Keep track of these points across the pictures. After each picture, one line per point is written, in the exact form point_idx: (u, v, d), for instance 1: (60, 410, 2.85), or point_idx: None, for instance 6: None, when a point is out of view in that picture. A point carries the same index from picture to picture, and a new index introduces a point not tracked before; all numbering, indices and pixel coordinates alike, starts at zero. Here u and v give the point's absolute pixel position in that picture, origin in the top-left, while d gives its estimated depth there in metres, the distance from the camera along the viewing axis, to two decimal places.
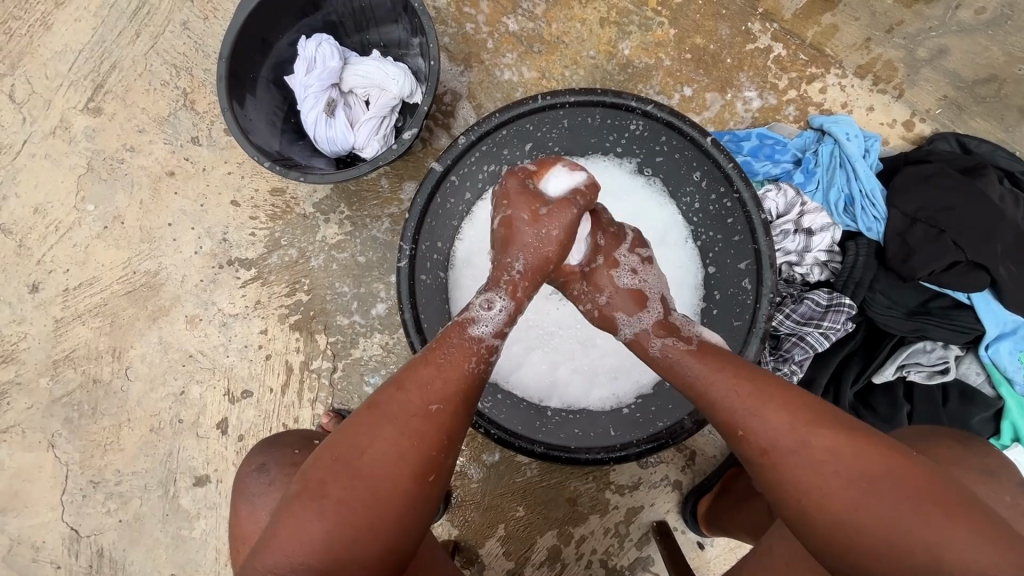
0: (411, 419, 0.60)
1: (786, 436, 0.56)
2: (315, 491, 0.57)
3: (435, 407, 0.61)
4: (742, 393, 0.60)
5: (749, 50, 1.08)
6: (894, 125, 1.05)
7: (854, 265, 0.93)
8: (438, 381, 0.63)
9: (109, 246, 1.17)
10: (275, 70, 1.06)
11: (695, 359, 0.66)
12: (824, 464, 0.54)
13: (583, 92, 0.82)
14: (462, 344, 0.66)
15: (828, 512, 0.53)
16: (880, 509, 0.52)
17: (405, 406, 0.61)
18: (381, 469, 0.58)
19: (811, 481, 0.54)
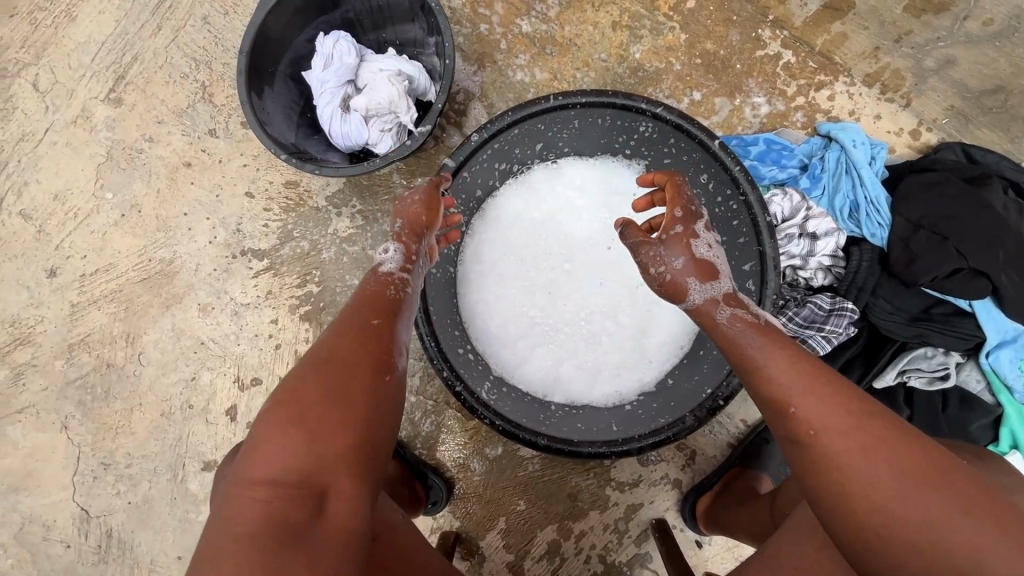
0: (359, 334, 0.61)
1: (832, 421, 0.55)
2: (294, 404, 0.55)
3: (377, 321, 0.64)
4: (792, 373, 0.59)
5: (758, 56, 1.09)
6: (901, 133, 1.06)
7: (858, 270, 0.95)
8: (374, 304, 0.66)
9: (126, 234, 1.20)
10: (294, 66, 1.09)
11: (754, 334, 0.64)
12: (864, 451, 0.52)
13: (595, 93, 0.83)
14: (382, 276, 0.70)
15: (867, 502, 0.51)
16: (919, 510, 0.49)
17: (352, 323, 0.62)
18: (346, 374, 0.57)
19: (852, 465, 0.52)
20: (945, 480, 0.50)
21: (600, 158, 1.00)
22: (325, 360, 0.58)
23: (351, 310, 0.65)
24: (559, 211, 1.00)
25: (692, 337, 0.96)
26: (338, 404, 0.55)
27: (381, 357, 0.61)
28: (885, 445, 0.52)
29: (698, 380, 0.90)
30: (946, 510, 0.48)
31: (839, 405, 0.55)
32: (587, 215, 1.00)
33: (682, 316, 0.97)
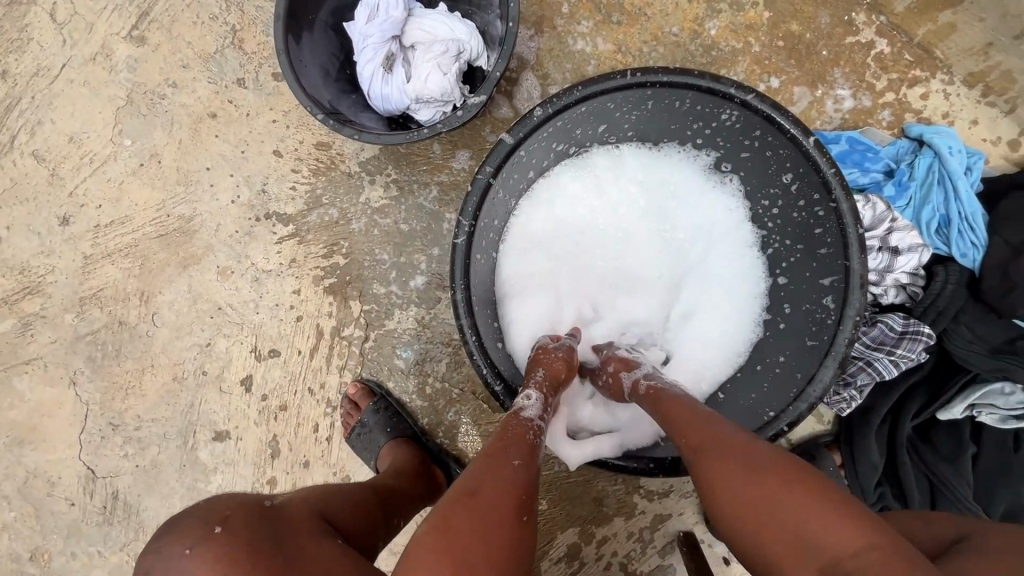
0: (504, 473, 0.53)
1: (705, 433, 0.57)
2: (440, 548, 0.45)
3: (518, 462, 0.55)
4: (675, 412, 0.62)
5: (848, 43, 0.98)
6: (998, 142, 0.96)
7: (940, 293, 0.86)
8: (513, 441, 0.58)
9: (145, 185, 1.12)
10: (334, 15, 0.99)
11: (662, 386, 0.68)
12: (731, 454, 0.54)
13: (678, 72, 0.73)
14: (519, 422, 0.62)
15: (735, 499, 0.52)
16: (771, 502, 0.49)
17: (493, 459, 0.54)
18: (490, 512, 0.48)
19: (720, 473, 0.53)
20: (808, 491, 0.48)
21: (665, 147, 0.90)
22: (471, 491, 0.50)
23: (492, 449, 0.56)
24: (615, 203, 0.91)
25: (745, 351, 0.86)
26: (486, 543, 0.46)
27: (528, 505, 0.52)
28: (744, 448, 0.54)
29: (755, 399, 0.83)
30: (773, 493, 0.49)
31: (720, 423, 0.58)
32: (643, 210, 0.91)
33: (733, 333, 0.87)
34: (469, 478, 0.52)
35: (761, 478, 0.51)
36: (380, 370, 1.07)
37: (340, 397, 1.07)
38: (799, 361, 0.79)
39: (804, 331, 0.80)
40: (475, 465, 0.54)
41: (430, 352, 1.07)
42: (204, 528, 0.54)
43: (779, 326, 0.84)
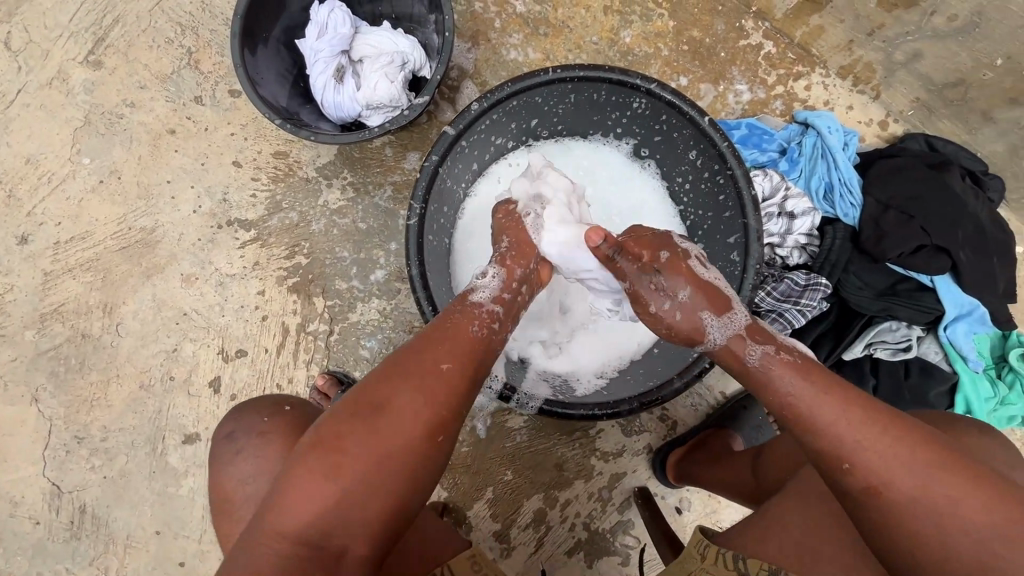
0: (427, 376, 0.63)
1: (907, 479, 0.55)
2: (333, 443, 0.59)
3: (447, 366, 0.64)
4: (847, 415, 0.59)
5: (741, 45, 1.14)
6: (870, 123, 1.13)
7: (831, 247, 1.01)
8: (449, 343, 0.67)
9: (105, 201, 1.16)
10: (286, 33, 1.08)
11: (800, 374, 0.63)
12: (947, 513, 0.53)
13: (592, 68, 0.86)
14: (465, 313, 0.71)
15: (951, 556, 0.53)
16: (990, 560, 0.52)
17: (420, 364, 0.64)
18: (399, 426, 0.60)
19: (918, 512, 0.54)
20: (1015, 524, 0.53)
21: (592, 138, 1.03)
22: (383, 406, 0.61)
23: (425, 349, 0.66)
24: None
25: None
26: (388, 456, 0.59)
27: (442, 419, 0.62)
28: (964, 500, 0.54)
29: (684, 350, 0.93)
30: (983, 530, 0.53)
31: (913, 458, 0.56)
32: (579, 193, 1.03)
33: None
34: (390, 388, 0.62)
35: (991, 540, 0.52)
36: (346, 361, 1.13)
37: (308, 389, 1.12)
38: None
39: None
40: (404, 361, 0.64)
41: (393, 340, 1.14)
42: (273, 407, 0.84)
43: None
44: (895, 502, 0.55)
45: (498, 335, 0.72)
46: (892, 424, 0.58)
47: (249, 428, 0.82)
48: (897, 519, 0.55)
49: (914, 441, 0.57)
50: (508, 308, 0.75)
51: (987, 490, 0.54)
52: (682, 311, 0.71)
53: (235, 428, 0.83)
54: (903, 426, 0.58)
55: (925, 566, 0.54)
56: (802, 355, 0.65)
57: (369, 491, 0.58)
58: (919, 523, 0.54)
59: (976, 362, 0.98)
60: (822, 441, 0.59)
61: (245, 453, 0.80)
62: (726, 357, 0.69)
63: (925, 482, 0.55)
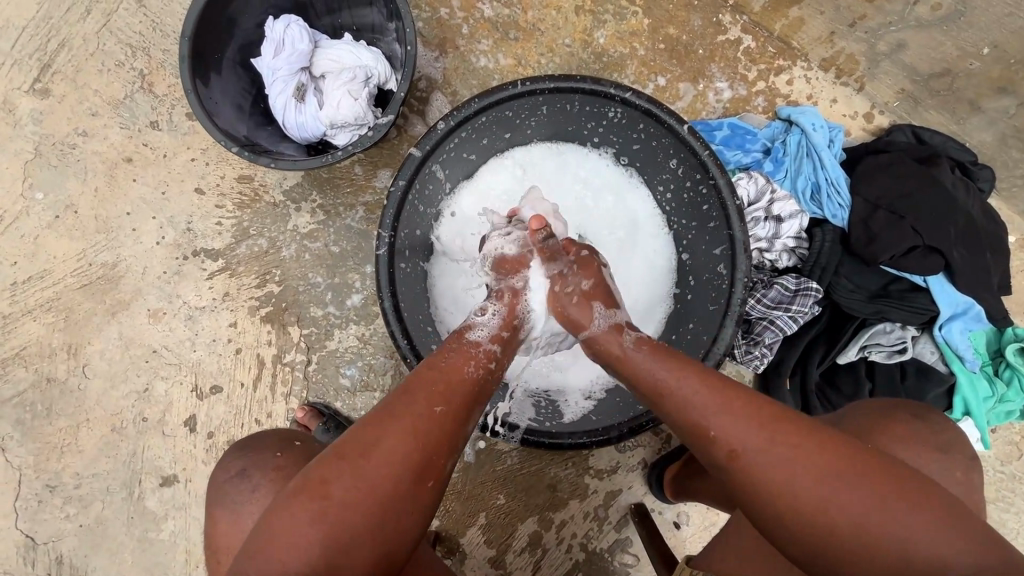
0: (416, 419, 0.60)
1: (753, 438, 0.57)
2: (319, 490, 0.55)
3: (439, 408, 0.61)
4: (708, 391, 0.61)
5: (719, 41, 1.10)
6: (855, 116, 1.09)
7: (820, 251, 0.97)
8: (442, 383, 0.64)
9: (62, 236, 1.10)
10: (241, 52, 1.02)
11: (655, 358, 0.67)
12: (796, 466, 0.55)
13: (562, 79, 0.82)
14: (462, 349, 0.69)
15: (804, 511, 0.54)
16: (836, 509, 0.53)
17: (408, 407, 0.61)
18: (384, 476, 0.56)
19: (791, 484, 0.55)
20: (895, 488, 0.53)
21: (570, 147, 0.97)
22: (368, 451, 0.57)
23: (414, 388, 0.62)
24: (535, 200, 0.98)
25: (664, 321, 0.95)
26: (372, 508, 0.55)
27: (434, 467, 0.59)
28: (805, 451, 0.55)
29: None
30: (857, 503, 0.53)
31: (759, 420, 0.58)
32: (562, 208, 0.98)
33: (652, 307, 0.96)
34: (370, 434, 0.58)
35: (831, 485, 0.54)
36: (326, 391, 1.09)
37: (287, 423, 1.07)
38: (705, 325, 0.86)
39: (706, 299, 0.88)
40: (397, 401, 0.61)
41: (374, 367, 1.09)
42: (284, 444, 0.77)
43: (687, 297, 0.92)
44: (747, 466, 0.56)
45: (493, 375, 0.69)
46: (738, 392, 0.60)
47: (261, 464, 0.75)
48: (748, 483, 0.56)
49: (762, 404, 0.59)
50: (505, 345, 0.73)
51: (828, 442, 0.56)
52: (578, 296, 0.76)
53: (246, 464, 0.75)
54: (746, 392, 0.61)
55: (786, 526, 0.55)
56: (659, 344, 0.69)
57: (353, 546, 0.54)
58: (767, 480, 0.55)
59: (973, 361, 0.95)
60: (678, 415, 0.62)
61: (259, 492, 0.73)
62: (603, 344, 0.72)
63: (766, 443, 0.56)
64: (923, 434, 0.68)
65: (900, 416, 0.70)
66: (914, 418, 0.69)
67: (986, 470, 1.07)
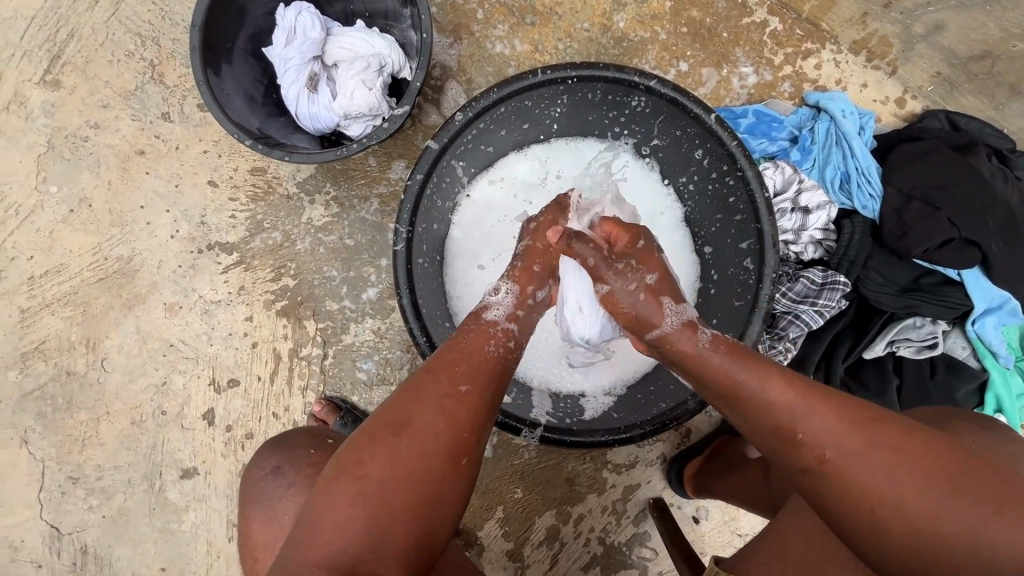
0: (444, 399, 0.58)
1: (849, 444, 0.55)
2: (353, 472, 0.54)
3: (465, 387, 0.60)
4: (791, 395, 0.59)
5: (745, 24, 1.06)
6: (887, 102, 1.05)
7: (850, 243, 0.94)
8: (467, 362, 0.62)
9: (77, 230, 1.10)
10: (252, 41, 1.00)
11: (735, 360, 0.63)
12: (896, 474, 0.53)
13: (584, 66, 0.79)
14: (480, 328, 0.67)
15: (906, 519, 0.52)
16: (943, 520, 0.51)
17: (436, 386, 0.59)
18: (417, 451, 0.55)
19: (882, 488, 0.53)
20: (988, 490, 0.51)
21: (589, 138, 0.95)
22: (399, 428, 0.56)
23: (439, 367, 0.61)
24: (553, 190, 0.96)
25: None
26: (407, 485, 0.54)
27: (466, 442, 0.58)
28: (897, 452, 0.54)
29: None
30: (953, 508, 0.51)
31: (851, 423, 0.56)
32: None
33: None
34: (400, 411, 0.57)
35: (925, 491, 0.52)
36: (342, 385, 1.08)
37: (305, 417, 1.07)
38: (731, 322, 0.84)
39: (731, 294, 0.86)
40: (422, 383, 0.60)
41: (390, 360, 1.08)
42: (318, 440, 0.78)
43: (711, 292, 0.90)
44: (842, 473, 0.54)
45: (514, 355, 0.67)
46: (827, 397, 0.58)
47: (294, 460, 0.76)
48: (835, 485, 0.55)
49: (849, 410, 0.57)
50: (522, 326, 0.70)
51: (922, 444, 0.54)
52: (644, 292, 0.71)
53: (280, 461, 0.76)
54: (832, 396, 0.59)
55: (886, 539, 0.52)
56: (739, 343, 0.66)
57: (394, 525, 0.53)
58: (863, 487, 0.53)
59: (1007, 357, 0.92)
60: (759, 417, 0.60)
61: (295, 488, 0.74)
62: (677, 343, 0.68)
63: (865, 446, 0.54)
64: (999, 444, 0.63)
65: (962, 421, 0.66)
66: (978, 426, 0.65)
67: None
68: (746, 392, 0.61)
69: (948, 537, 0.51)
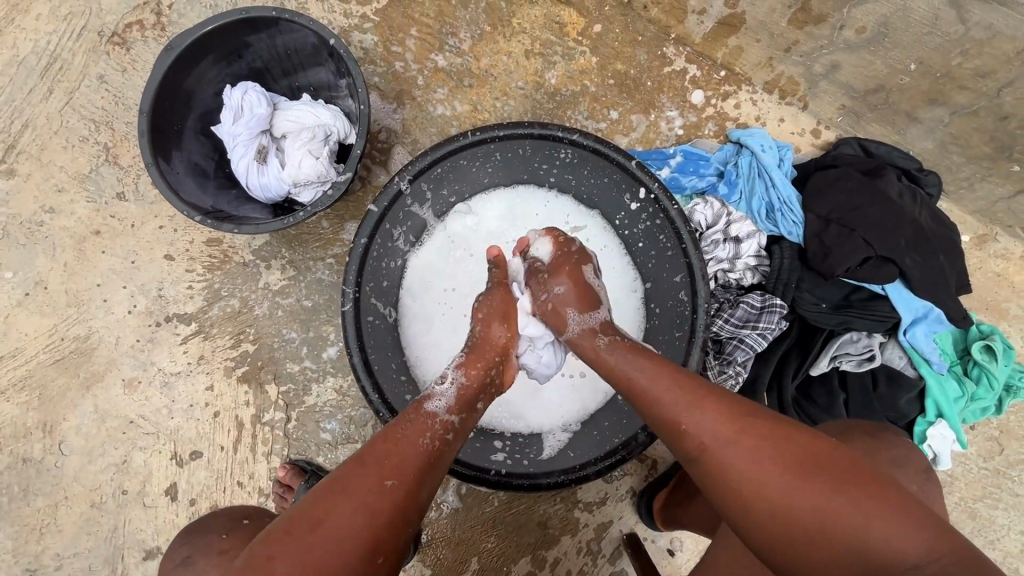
0: (367, 495, 0.59)
1: (719, 431, 0.59)
2: (264, 566, 0.54)
3: (392, 482, 0.60)
4: (677, 391, 0.64)
5: (666, 73, 1.14)
6: (803, 134, 1.14)
7: (780, 268, 1.00)
8: (396, 455, 0.63)
9: (33, 314, 1.10)
10: (202, 120, 1.04)
11: (636, 364, 0.69)
12: (748, 452, 0.57)
13: (510, 126, 0.85)
14: (419, 419, 0.68)
15: (763, 499, 0.56)
16: (800, 496, 0.54)
17: (362, 480, 0.60)
18: (332, 545, 0.55)
19: (760, 470, 0.56)
20: (866, 483, 0.54)
21: (529, 189, 0.99)
22: (316, 523, 0.56)
23: (367, 460, 0.62)
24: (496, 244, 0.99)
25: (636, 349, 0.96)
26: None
27: (385, 540, 0.58)
28: (771, 437, 0.58)
29: None
30: (821, 492, 0.54)
31: (726, 416, 0.60)
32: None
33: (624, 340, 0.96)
34: (319, 506, 0.58)
35: (795, 477, 0.55)
36: (307, 447, 1.08)
37: (270, 484, 1.06)
38: (673, 353, 0.88)
39: (672, 325, 0.90)
40: (347, 478, 0.60)
41: (354, 418, 1.09)
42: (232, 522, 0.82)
43: (655, 324, 0.94)
44: (715, 458, 0.59)
45: (450, 445, 0.68)
46: (708, 390, 0.64)
47: (206, 548, 0.78)
48: (718, 471, 0.59)
49: (719, 397, 0.63)
50: (463, 415, 0.71)
51: (788, 431, 0.59)
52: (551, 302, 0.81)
53: (189, 552, 0.78)
54: (716, 389, 0.64)
55: (752, 519, 0.56)
56: (636, 343, 0.74)
57: None
58: (723, 468, 0.58)
59: (940, 363, 0.97)
60: (653, 412, 0.65)
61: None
62: (580, 345, 0.77)
63: (732, 433, 0.59)
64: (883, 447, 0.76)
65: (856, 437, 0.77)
66: (872, 435, 0.78)
67: (971, 467, 1.08)
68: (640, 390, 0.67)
69: (814, 519, 0.53)
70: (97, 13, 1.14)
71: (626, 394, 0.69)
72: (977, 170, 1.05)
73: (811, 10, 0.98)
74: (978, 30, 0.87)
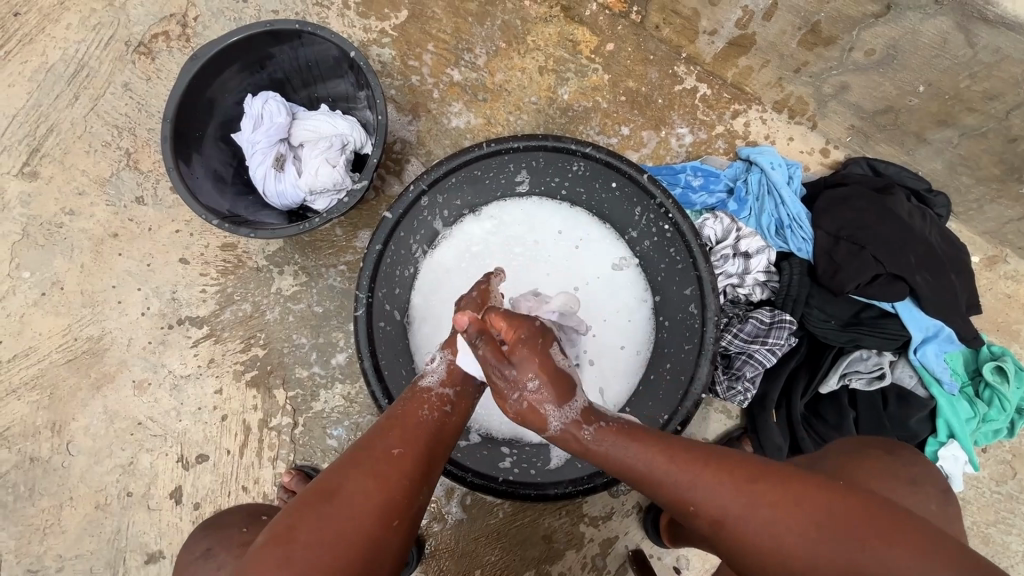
0: (377, 462, 0.62)
1: (729, 504, 0.59)
2: (285, 535, 0.56)
3: (400, 449, 0.64)
4: (676, 468, 0.63)
5: (677, 91, 1.16)
6: (812, 152, 1.16)
7: (790, 283, 1.01)
8: (399, 429, 0.67)
9: (48, 313, 1.12)
10: (223, 128, 1.07)
11: (626, 441, 0.67)
12: (761, 526, 0.57)
13: (526, 138, 0.86)
14: (417, 397, 0.72)
15: (791, 567, 0.55)
16: (827, 561, 0.53)
17: (371, 451, 0.63)
18: (353, 506, 0.58)
19: (778, 540, 0.56)
20: (883, 532, 0.53)
21: (541, 201, 1.01)
22: (331, 494, 0.59)
23: (375, 434, 0.66)
24: (488, 256, 1.00)
25: (644, 361, 0.96)
26: (335, 542, 0.55)
27: (400, 508, 0.61)
28: (781, 504, 0.57)
29: (652, 406, 0.92)
30: (843, 555, 0.53)
31: (730, 486, 0.60)
32: (515, 262, 1.00)
33: (631, 352, 0.97)
34: (333, 478, 0.61)
35: (813, 543, 0.54)
36: (313, 453, 1.08)
37: (275, 489, 1.06)
38: (682, 365, 0.88)
39: (681, 338, 0.90)
40: (355, 450, 0.64)
41: (361, 425, 1.09)
42: (247, 519, 0.82)
43: (664, 337, 0.94)
44: (731, 531, 0.59)
45: (450, 417, 0.72)
46: (704, 459, 0.63)
47: (226, 541, 0.77)
48: (739, 547, 0.58)
49: (718, 468, 0.62)
50: (457, 388, 0.75)
51: (796, 493, 0.58)
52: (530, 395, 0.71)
53: (210, 545, 0.78)
54: (713, 454, 0.63)
55: None
56: (622, 420, 0.70)
57: None
58: (740, 538, 0.58)
59: (951, 383, 0.97)
60: (657, 495, 0.64)
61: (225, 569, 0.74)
62: (565, 440, 0.70)
63: (743, 506, 0.58)
64: (902, 466, 0.72)
65: (873, 447, 0.74)
66: (886, 451, 0.74)
67: (984, 491, 1.07)
68: (641, 471, 0.65)
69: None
70: (125, 24, 1.18)
71: (624, 477, 0.67)
72: (986, 192, 1.06)
73: (820, 33, 1.00)
74: (986, 53, 0.88)
